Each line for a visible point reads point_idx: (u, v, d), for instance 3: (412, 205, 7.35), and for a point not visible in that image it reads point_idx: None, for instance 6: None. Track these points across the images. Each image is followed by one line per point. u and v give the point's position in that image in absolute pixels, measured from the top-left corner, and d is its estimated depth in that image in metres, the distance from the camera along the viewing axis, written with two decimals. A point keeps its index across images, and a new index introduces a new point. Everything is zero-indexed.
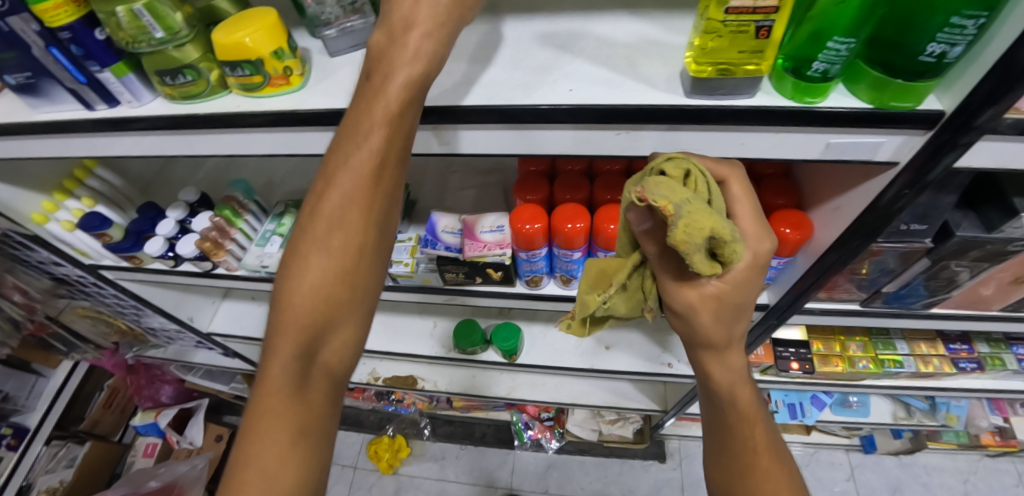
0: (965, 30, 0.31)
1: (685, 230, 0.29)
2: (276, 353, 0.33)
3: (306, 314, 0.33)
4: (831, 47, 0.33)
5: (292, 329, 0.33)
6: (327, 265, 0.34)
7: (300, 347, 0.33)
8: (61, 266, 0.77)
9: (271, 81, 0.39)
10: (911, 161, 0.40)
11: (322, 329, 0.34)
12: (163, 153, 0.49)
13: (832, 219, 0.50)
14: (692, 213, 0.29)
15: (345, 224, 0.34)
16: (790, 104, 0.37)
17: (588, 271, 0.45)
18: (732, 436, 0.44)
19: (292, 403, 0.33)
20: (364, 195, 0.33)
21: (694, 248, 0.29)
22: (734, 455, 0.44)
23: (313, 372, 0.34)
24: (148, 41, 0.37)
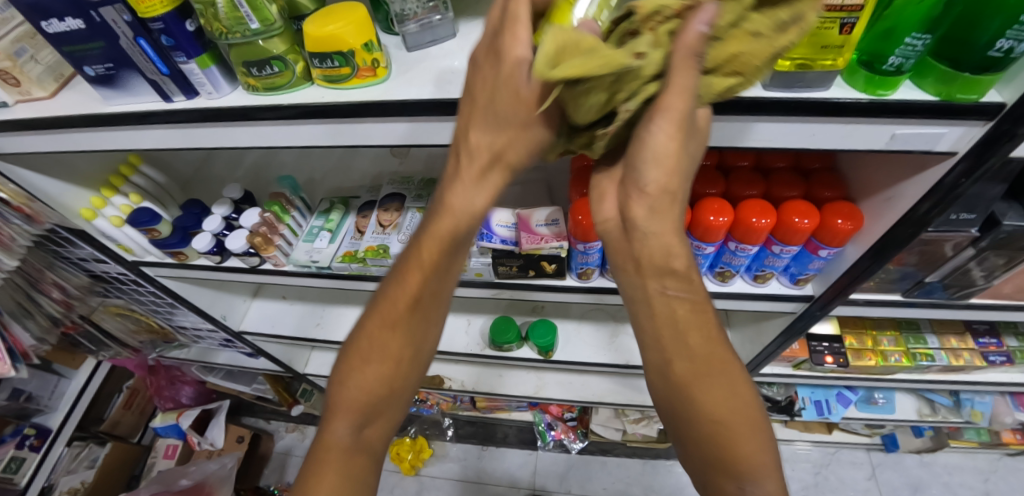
0: None
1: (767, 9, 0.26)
2: (334, 431, 0.46)
3: (359, 391, 0.46)
4: (908, 41, 0.35)
5: (368, 347, 0.45)
6: (377, 371, 0.45)
7: (352, 430, 0.45)
8: (102, 262, 0.78)
9: (359, 73, 0.40)
10: (969, 151, 0.41)
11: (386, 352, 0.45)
12: (233, 145, 0.49)
13: (885, 209, 0.52)
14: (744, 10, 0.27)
15: (389, 352, 0.45)
16: (862, 96, 0.38)
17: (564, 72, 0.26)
18: (667, 339, 0.39)
19: (342, 474, 0.45)
20: (407, 328, 0.45)
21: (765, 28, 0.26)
22: (671, 359, 0.39)
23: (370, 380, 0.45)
24: (243, 32, 0.38)
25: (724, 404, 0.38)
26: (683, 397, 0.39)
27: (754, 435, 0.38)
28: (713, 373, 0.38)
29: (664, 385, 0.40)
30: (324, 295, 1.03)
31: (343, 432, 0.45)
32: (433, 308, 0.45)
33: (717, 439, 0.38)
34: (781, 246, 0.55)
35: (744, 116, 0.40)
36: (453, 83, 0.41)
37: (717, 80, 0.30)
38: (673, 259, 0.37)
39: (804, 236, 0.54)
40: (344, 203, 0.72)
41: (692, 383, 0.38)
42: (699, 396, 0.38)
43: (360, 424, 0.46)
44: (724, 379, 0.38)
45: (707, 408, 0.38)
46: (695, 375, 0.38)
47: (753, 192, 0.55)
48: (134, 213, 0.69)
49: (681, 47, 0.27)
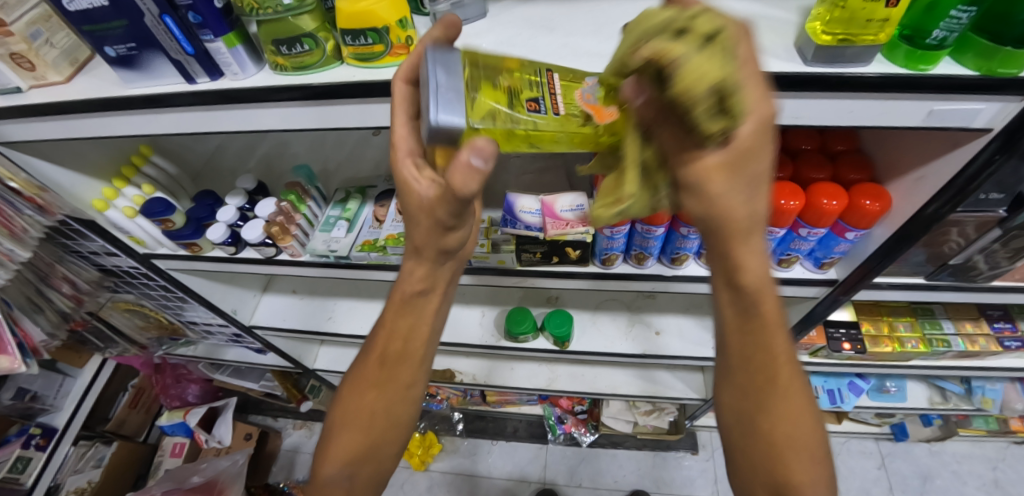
0: None
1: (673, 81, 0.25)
2: (328, 464, 0.51)
3: (346, 434, 0.51)
4: (954, 15, 0.34)
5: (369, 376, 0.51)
6: (360, 415, 0.51)
7: (345, 463, 0.51)
8: (113, 255, 0.76)
9: (392, 51, 0.40)
10: (1006, 128, 0.41)
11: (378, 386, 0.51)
12: (257, 129, 0.49)
13: (914, 189, 0.52)
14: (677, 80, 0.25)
15: (372, 395, 0.51)
16: (904, 71, 0.38)
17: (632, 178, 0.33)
18: (754, 353, 0.42)
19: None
20: (384, 377, 0.51)
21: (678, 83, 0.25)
22: (750, 368, 0.42)
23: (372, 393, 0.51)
24: (274, 8, 0.37)
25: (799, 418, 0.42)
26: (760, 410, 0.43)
27: (814, 458, 0.42)
28: (790, 390, 0.42)
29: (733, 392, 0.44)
30: (335, 288, 1.02)
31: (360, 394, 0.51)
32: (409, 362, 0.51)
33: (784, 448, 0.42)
34: (809, 229, 0.55)
35: (785, 93, 0.40)
36: (489, 61, 0.40)
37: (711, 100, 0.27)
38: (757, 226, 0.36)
39: (832, 218, 0.53)
40: (361, 193, 0.71)
41: (767, 396, 0.42)
42: (777, 408, 0.42)
43: (352, 466, 0.51)
44: (798, 393, 0.42)
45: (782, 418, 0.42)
46: (765, 384, 0.42)
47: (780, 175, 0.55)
48: (148, 203, 0.68)
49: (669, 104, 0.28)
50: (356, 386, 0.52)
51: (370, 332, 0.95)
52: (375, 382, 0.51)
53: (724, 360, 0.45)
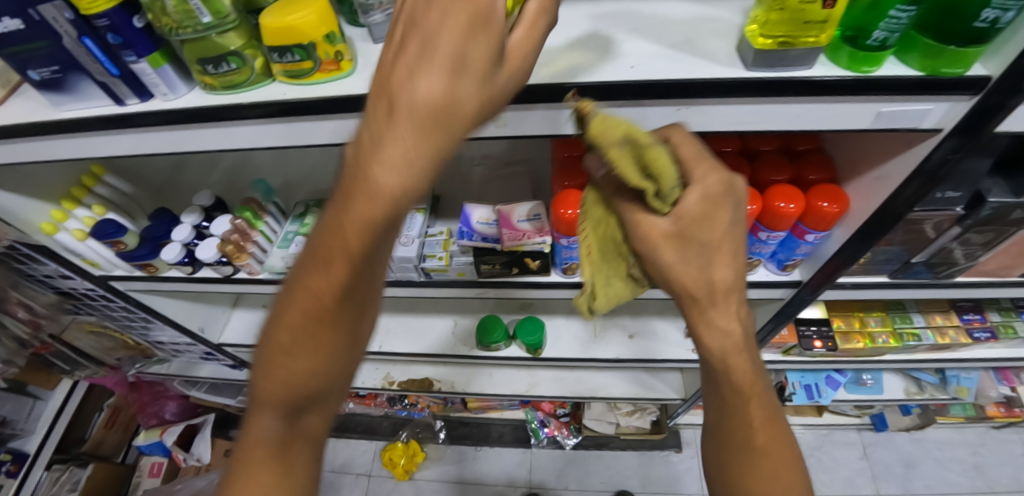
0: None
1: (600, 124, 0.32)
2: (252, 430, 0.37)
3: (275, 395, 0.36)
4: (893, 15, 0.33)
5: (266, 404, 0.36)
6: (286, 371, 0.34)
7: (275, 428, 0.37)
8: (69, 278, 0.74)
9: (321, 67, 0.38)
10: (956, 127, 0.41)
11: (296, 419, 0.38)
12: (196, 150, 0.47)
13: (874, 189, 0.51)
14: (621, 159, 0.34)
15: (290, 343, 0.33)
16: (847, 74, 0.37)
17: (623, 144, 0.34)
18: (734, 415, 0.47)
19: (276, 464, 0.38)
20: (308, 324, 0.32)
21: (613, 141, 0.32)
22: (734, 426, 0.47)
23: (300, 420, 0.38)
24: (194, 27, 0.36)
25: (774, 442, 0.46)
26: (747, 444, 0.46)
27: None
28: (769, 436, 0.46)
29: (722, 442, 0.48)
30: None
31: (272, 426, 0.37)
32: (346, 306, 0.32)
33: (772, 476, 0.45)
34: (768, 233, 0.55)
35: (730, 99, 0.38)
36: None
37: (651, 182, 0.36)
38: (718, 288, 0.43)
39: (790, 221, 0.53)
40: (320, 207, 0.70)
41: (748, 436, 0.46)
42: (760, 440, 0.46)
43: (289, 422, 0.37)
44: (782, 448, 0.46)
45: (766, 446, 0.46)
46: (743, 442, 0.47)
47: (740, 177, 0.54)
48: (98, 225, 0.65)
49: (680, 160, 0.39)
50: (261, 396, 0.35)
51: (344, 346, 0.94)
52: (283, 413, 0.37)
53: (711, 420, 0.50)
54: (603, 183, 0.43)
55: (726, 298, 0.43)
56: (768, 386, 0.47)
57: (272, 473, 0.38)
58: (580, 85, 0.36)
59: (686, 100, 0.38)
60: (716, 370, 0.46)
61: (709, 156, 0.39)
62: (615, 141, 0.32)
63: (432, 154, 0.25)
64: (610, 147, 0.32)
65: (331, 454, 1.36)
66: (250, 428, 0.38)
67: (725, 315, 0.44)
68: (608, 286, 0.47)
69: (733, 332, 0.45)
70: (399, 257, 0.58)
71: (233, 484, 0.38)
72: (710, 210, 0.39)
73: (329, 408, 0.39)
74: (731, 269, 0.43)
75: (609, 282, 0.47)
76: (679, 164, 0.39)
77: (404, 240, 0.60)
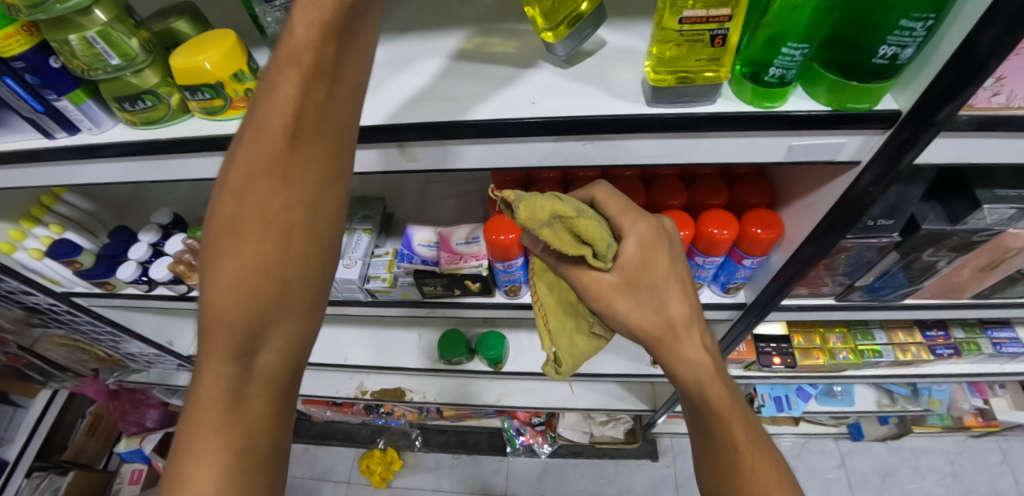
0: (914, 32, 0.30)
1: (528, 206, 0.35)
2: (207, 367, 0.31)
3: (231, 312, 0.30)
4: (786, 53, 0.32)
5: (217, 338, 0.31)
6: (242, 266, 0.30)
7: (232, 352, 0.31)
8: (31, 294, 0.75)
9: (233, 104, 0.39)
10: (873, 159, 0.40)
11: (247, 357, 0.31)
12: (129, 180, 0.48)
13: (804, 216, 0.50)
14: (550, 230, 0.37)
15: (248, 235, 0.30)
16: (749, 109, 0.36)
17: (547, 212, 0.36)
18: (716, 441, 0.46)
19: (228, 414, 0.31)
20: (270, 208, 0.29)
21: (540, 221, 0.36)
22: (720, 451, 0.47)
23: (253, 361, 0.31)
24: (104, 69, 0.37)
25: (765, 465, 0.44)
26: (735, 470, 0.45)
27: None
28: (757, 458, 0.45)
29: (712, 470, 0.47)
30: None
31: (229, 361, 0.31)
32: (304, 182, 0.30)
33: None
34: (703, 257, 0.55)
35: (635, 135, 0.38)
36: None
37: (585, 244, 0.40)
38: (680, 325, 0.46)
39: (725, 246, 0.53)
40: None
41: (734, 460, 0.45)
42: (749, 464, 0.44)
43: (245, 351, 0.31)
44: (768, 469, 0.44)
45: (757, 469, 0.44)
46: (733, 468, 0.45)
47: (676, 202, 0.54)
48: (53, 245, 0.66)
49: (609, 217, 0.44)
50: (216, 306, 0.30)
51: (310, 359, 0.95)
52: (236, 343, 0.30)
53: (702, 452, 0.49)
54: (546, 257, 0.46)
55: (688, 326, 0.46)
56: (748, 410, 0.48)
57: (223, 436, 0.31)
58: (480, 123, 0.37)
59: (590, 136, 0.38)
60: (694, 397, 0.47)
61: (637, 211, 0.44)
62: (541, 221, 0.36)
63: (338, 18, 0.28)
64: (539, 228, 0.36)
65: (310, 461, 1.37)
66: (199, 382, 0.31)
67: (691, 345, 0.46)
68: (572, 345, 0.52)
69: (702, 359, 0.47)
70: (341, 279, 0.59)
71: (184, 449, 0.30)
72: (648, 249, 0.44)
73: (288, 340, 0.32)
74: (686, 299, 0.46)
75: (571, 341, 0.52)
76: (608, 219, 0.44)
77: (348, 261, 0.60)
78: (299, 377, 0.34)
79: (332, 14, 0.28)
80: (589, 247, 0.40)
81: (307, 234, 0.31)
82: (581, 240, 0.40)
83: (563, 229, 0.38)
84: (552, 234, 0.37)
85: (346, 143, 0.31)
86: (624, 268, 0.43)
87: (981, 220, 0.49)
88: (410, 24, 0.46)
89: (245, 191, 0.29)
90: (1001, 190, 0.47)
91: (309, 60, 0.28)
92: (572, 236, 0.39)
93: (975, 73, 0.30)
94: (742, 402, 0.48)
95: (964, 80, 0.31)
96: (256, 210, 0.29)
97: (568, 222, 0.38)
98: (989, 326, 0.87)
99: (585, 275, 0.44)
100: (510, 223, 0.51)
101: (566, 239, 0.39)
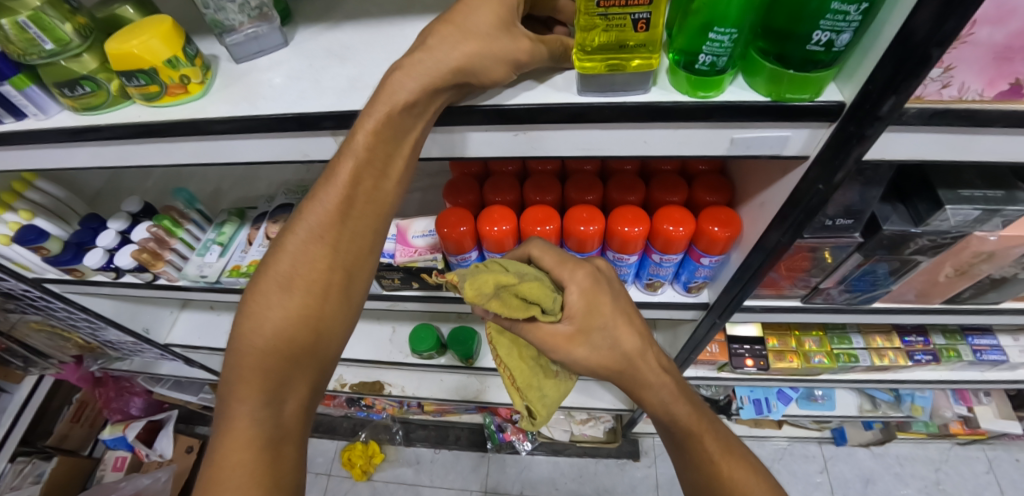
0: (848, 16, 0.29)
1: (472, 287, 0.38)
2: (237, 408, 0.33)
3: (269, 355, 0.34)
4: (713, 38, 0.32)
5: (252, 379, 0.33)
6: (288, 312, 0.34)
7: (263, 394, 0.33)
8: (4, 280, 0.75)
9: (169, 91, 0.39)
10: (819, 155, 0.39)
11: (279, 396, 0.34)
12: (79, 165, 0.48)
13: (759, 215, 0.50)
14: (496, 302, 0.39)
15: (295, 289, 0.35)
16: (683, 99, 0.35)
17: (489, 287, 0.38)
18: (693, 459, 0.45)
19: (263, 453, 0.32)
20: (315, 270, 0.35)
21: (485, 297, 0.38)
22: (698, 468, 0.45)
23: (285, 399, 0.34)
24: (39, 54, 0.37)
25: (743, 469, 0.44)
26: (711, 481, 0.44)
27: None
28: (734, 465, 0.44)
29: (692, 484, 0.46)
30: None
31: (258, 404, 0.33)
32: (346, 252, 0.37)
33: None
34: (661, 255, 0.54)
35: (569, 126, 0.37)
36: (268, 98, 0.39)
37: (533, 306, 0.40)
38: (637, 359, 0.44)
39: (682, 244, 0.52)
40: (241, 215, 0.69)
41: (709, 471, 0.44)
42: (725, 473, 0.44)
43: (275, 394, 0.34)
44: (747, 473, 0.44)
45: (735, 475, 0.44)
46: (714, 481, 0.44)
47: (633, 199, 0.53)
48: (20, 231, 0.66)
49: (553, 269, 0.43)
50: (255, 352, 0.34)
51: None
52: (274, 384, 0.34)
53: (684, 474, 0.47)
54: (498, 321, 0.45)
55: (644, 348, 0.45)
56: (714, 418, 0.48)
57: (254, 474, 0.31)
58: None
59: (522, 126, 0.37)
60: (659, 413, 0.46)
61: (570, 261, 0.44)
62: (488, 294, 0.39)
63: (390, 129, 0.34)
64: (486, 301, 0.39)
65: None
66: (230, 425, 0.33)
67: (651, 367, 0.45)
68: (544, 396, 0.51)
69: (663, 378, 0.45)
70: None
71: (209, 487, 0.31)
72: (592, 293, 0.42)
73: (313, 382, 0.36)
74: (636, 327, 0.44)
75: (542, 392, 0.51)
76: (549, 274, 0.44)
77: None
78: (312, 418, 0.37)
79: (383, 122, 0.33)
80: (539, 309, 0.40)
81: (346, 289, 0.37)
82: (527, 303, 0.40)
83: (511, 297, 0.40)
84: (500, 305, 0.39)
85: (381, 221, 0.38)
86: (574, 318, 0.42)
87: (945, 222, 0.47)
88: (356, 12, 0.46)
89: (296, 253, 0.35)
90: (965, 191, 0.46)
91: (364, 155, 0.34)
92: (519, 302, 0.40)
93: (918, 64, 0.29)
94: (706, 411, 0.47)
95: (905, 72, 0.29)
96: (301, 274, 0.35)
97: (511, 289, 0.39)
98: (970, 333, 0.86)
99: (539, 331, 0.42)
100: (462, 216, 0.51)
101: (514, 309, 0.40)
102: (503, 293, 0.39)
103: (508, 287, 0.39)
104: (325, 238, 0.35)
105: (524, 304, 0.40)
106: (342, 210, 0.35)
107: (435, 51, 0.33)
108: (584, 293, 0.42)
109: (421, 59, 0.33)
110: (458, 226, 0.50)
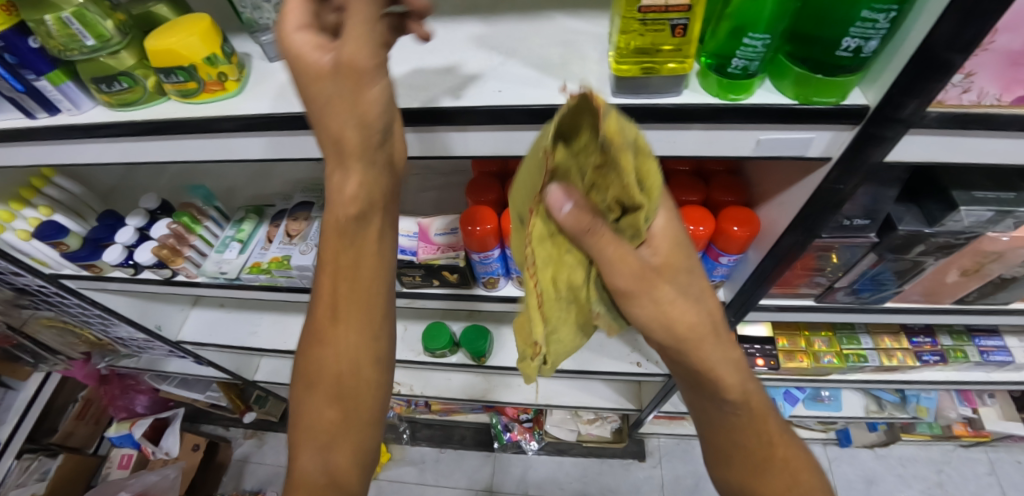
0: (877, 24, 0.30)
1: (616, 118, 0.26)
2: (308, 406, 0.42)
3: (323, 365, 0.41)
4: (747, 43, 0.32)
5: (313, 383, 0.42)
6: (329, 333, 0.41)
7: (321, 398, 0.41)
8: (21, 276, 0.75)
9: (206, 87, 0.39)
10: (841, 157, 0.40)
11: (333, 442, 0.41)
12: (108, 161, 0.48)
13: (777, 215, 0.51)
14: (619, 162, 0.28)
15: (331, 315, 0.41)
16: (713, 101, 0.36)
17: (592, 137, 0.28)
18: (732, 419, 0.49)
19: (322, 442, 0.41)
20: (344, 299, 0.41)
21: (624, 143, 0.27)
22: (744, 434, 0.49)
23: (334, 445, 0.42)
24: (80, 49, 0.38)
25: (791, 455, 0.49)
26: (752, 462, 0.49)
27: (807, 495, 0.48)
28: (786, 446, 0.49)
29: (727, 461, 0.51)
30: (262, 302, 1.02)
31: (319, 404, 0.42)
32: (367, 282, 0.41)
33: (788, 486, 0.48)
34: None
35: None
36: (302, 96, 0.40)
37: (642, 186, 0.31)
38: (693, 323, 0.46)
39: (699, 243, 0.54)
40: (259, 213, 0.70)
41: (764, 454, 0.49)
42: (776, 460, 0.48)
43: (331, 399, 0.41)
44: (789, 450, 0.49)
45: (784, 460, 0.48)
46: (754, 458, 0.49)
47: None
48: (40, 227, 0.67)
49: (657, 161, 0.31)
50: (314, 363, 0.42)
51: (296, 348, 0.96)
52: (332, 437, 0.41)
53: (711, 436, 0.51)
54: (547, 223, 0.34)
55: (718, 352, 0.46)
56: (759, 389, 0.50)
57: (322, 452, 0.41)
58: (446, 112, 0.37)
59: None
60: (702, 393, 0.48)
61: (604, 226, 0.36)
62: (595, 150, 0.29)
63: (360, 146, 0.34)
64: (620, 147, 0.27)
65: None
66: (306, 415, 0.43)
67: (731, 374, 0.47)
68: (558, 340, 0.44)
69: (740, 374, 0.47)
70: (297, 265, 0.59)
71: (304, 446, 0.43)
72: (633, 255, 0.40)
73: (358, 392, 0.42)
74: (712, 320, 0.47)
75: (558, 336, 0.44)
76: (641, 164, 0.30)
77: (304, 248, 0.61)
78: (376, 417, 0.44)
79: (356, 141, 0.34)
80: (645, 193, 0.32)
81: (365, 345, 0.41)
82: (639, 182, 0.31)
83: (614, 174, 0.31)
84: (623, 164, 0.28)
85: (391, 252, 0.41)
86: (660, 247, 0.43)
87: (958, 223, 0.48)
88: None
89: (330, 284, 0.41)
90: (978, 192, 0.47)
91: (345, 182, 0.36)
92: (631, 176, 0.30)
93: (939, 69, 0.30)
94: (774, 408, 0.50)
95: (926, 76, 0.31)
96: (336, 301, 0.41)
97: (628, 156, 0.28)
98: (976, 334, 0.87)
99: (610, 245, 0.36)
100: (485, 214, 0.51)
101: (630, 172, 0.29)
102: (606, 150, 0.29)
103: (629, 149, 0.28)
104: (344, 272, 0.40)
105: (633, 180, 0.30)
106: (350, 249, 0.40)
107: (359, 64, 0.31)
108: (670, 230, 0.43)
109: (370, 82, 0.32)
110: (478, 224, 0.51)
